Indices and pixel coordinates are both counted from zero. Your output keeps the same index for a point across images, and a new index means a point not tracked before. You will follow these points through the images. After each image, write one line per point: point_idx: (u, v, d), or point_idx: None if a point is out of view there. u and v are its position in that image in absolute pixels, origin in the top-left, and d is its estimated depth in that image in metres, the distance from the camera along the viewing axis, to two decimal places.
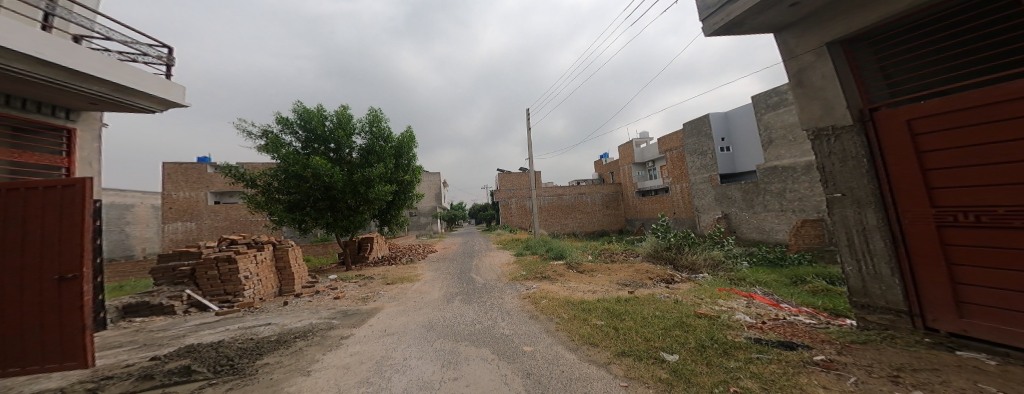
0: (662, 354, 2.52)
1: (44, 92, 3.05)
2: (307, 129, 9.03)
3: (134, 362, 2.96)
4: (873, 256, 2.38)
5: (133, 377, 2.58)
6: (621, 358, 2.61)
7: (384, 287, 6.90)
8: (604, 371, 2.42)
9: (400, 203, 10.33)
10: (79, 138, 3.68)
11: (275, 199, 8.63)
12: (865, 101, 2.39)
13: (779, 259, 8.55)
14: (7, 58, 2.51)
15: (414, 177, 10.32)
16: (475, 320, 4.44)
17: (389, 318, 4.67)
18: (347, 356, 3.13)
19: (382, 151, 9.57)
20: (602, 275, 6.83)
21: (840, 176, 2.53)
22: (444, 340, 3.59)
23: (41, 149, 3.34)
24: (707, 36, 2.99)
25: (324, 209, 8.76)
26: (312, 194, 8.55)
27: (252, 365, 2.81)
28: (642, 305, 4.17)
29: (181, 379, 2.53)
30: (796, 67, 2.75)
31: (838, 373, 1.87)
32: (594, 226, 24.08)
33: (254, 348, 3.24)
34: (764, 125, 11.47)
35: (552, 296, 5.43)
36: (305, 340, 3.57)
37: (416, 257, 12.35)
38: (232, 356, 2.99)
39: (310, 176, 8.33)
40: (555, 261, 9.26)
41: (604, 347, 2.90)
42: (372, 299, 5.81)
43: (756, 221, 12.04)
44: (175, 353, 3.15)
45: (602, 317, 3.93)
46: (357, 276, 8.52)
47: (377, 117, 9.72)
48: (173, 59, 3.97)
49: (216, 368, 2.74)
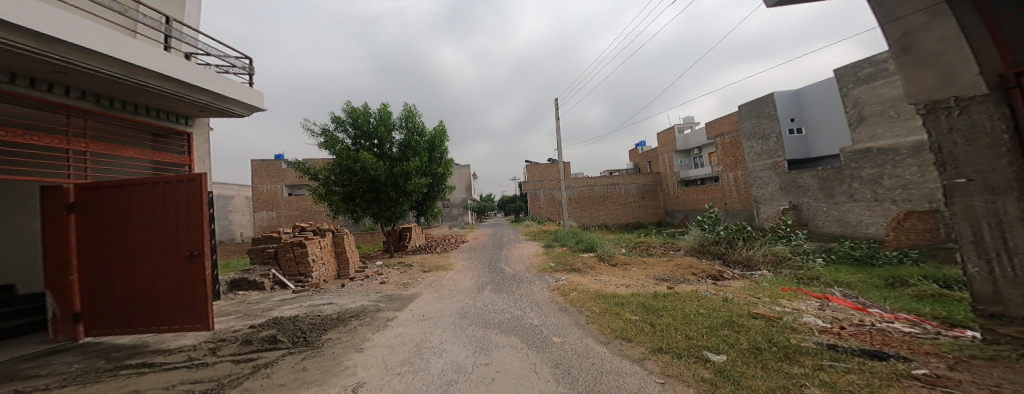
0: (705, 354, 2.39)
1: (169, 102, 3.75)
2: (353, 126, 9.54)
3: (239, 328, 3.38)
4: (1014, 255, 2.06)
5: (238, 341, 2.95)
6: (658, 354, 2.52)
7: (419, 275, 7.18)
8: (638, 366, 2.35)
9: (434, 194, 10.77)
10: (195, 140, 4.45)
11: (329, 190, 9.28)
12: (1007, 63, 2.04)
13: (869, 258, 7.61)
14: (134, 70, 3.10)
15: (447, 170, 10.66)
16: (504, 310, 4.49)
17: (425, 304, 4.87)
18: (392, 337, 3.33)
19: (418, 145, 9.87)
20: (636, 270, 6.64)
21: (966, 158, 2.22)
22: (475, 328, 3.66)
23: (170, 147, 4.16)
24: (768, 7, 2.72)
25: (372, 200, 9.30)
26: (360, 187, 9.09)
27: (320, 338, 3.08)
28: (684, 302, 3.98)
29: (269, 347, 2.83)
30: (898, 31, 2.33)
31: (946, 391, 1.66)
32: (627, 218, 23.39)
33: (322, 323, 3.56)
34: (852, 100, 9.60)
35: (582, 289, 5.34)
36: (358, 319, 3.83)
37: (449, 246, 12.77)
38: (306, 329, 3.29)
39: (358, 170, 8.85)
40: (584, 254, 9.16)
41: (638, 342, 2.81)
42: (412, 285, 6.10)
43: (836, 213, 10.54)
44: (266, 323, 3.54)
45: (636, 313, 3.82)
46: (399, 262, 9.05)
47: (412, 113, 10.04)
48: (254, 69, 4.33)
49: (295, 339, 3.03)
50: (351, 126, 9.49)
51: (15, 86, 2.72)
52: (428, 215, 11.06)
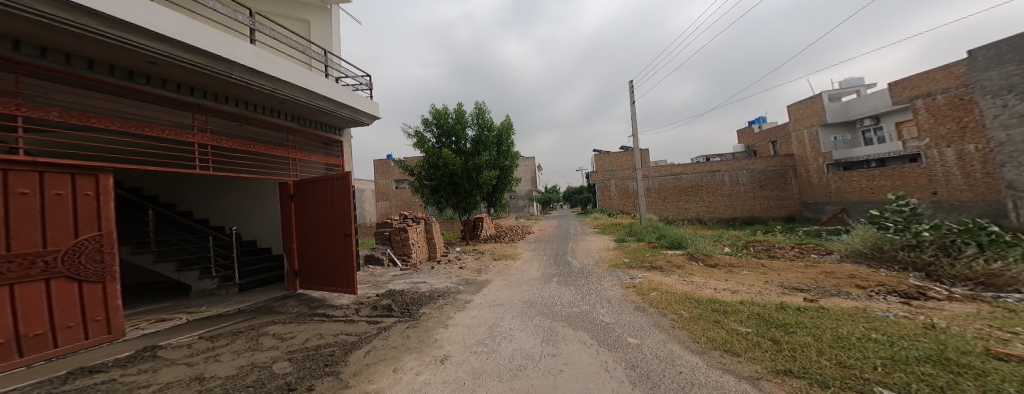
0: (877, 389, 1.66)
1: (330, 118, 5.65)
2: (432, 125, 10.18)
3: (370, 295, 4.73)
4: None
5: (368, 306, 4.20)
6: (786, 377, 1.89)
7: (489, 264, 7.24)
8: (748, 385, 1.83)
9: (502, 187, 10.78)
10: (343, 144, 6.45)
11: (418, 183, 10.11)
12: None
13: None
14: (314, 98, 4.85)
15: (514, 162, 10.61)
16: (571, 304, 4.07)
17: (496, 291, 4.75)
18: (467, 318, 3.62)
19: (488, 140, 10.04)
20: (751, 274, 5.53)
21: None
22: (540, 318, 3.53)
23: (333, 152, 6.19)
24: None
25: (453, 192, 9.84)
26: (441, 180, 9.65)
27: (419, 310, 4.00)
28: (841, 321, 3.02)
29: (386, 313, 3.93)
30: None
31: None
32: (726, 211, 20.39)
33: (418, 297, 4.66)
34: None
35: (665, 289, 4.60)
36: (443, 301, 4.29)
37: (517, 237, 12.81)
38: (411, 300, 4.31)
39: (440, 166, 9.45)
40: (667, 251, 8.26)
41: (751, 358, 2.23)
42: (484, 272, 6.13)
43: None
44: (386, 292, 4.80)
45: (746, 324, 3.06)
46: (474, 250, 9.28)
47: (483, 110, 10.23)
48: None
49: (403, 308, 4.05)
50: (435, 123, 10.10)
51: (265, 116, 4.74)
52: (500, 208, 11.22)
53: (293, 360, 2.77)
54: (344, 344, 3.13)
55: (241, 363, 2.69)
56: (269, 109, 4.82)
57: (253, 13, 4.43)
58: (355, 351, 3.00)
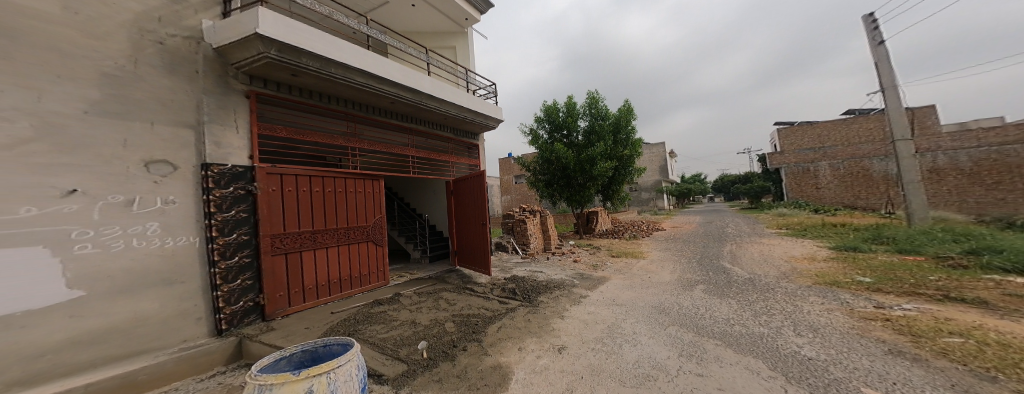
0: None
1: (477, 128, 8.16)
2: (551, 124, 14.20)
3: (495, 283, 6.86)
4: None
5: (496, 294, 6.16)
6: None
7: (618, 255, 10.62)
8: None
9: (620, 178, 14.09)
10: (482, 147, 9.02)
11: (535, 173, 14.57)
12: None
13: None
14: (468, 113, 7.19)
15: (631, 151, 13.62)
16: (705, 315, 5.09)
17: (613, 290, 6.81)
18: (585, 313, 5.34)
19: (600, 131, 13.42)
20: (938, 281, 4.86)
21: None
22: (683, 330, 4.53)
23: (474, 154, 8.78)
24: None
25: (556, 182, 13.91)
26: (554, 173, 13.82)
27: (532, 303, 5.73)
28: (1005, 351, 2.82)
29: (509, 303, 5.72)
30: None
31: None
32: None
33: (534, 289, 6.62)
34: None
35: (970, 332, 3.24)
36: (558, 290, 6.68)
37: (639, 234, 14.89)
38: (523, 295, 6.14)
39: (554, 159, 13.48)
40: (968, 272, 5.23)
41: None
42: (600, 269, 8.85)
43: None
44: (504, 284, 6.85)
45: None
46: (588, 245, 12.83)
47: (593, 101, 13.72)
48: None
49: (518, 301, 5.81)
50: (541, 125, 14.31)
51: (441, 131, 7.48)
52: (614, 199, 14.73)
53: (457, 321, 4.61)
54: (484, 317, 4.88)
55: (434, 317, 4.68)
56: (440, 125, 7.40)
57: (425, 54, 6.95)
58: (491, 323, 4.72)
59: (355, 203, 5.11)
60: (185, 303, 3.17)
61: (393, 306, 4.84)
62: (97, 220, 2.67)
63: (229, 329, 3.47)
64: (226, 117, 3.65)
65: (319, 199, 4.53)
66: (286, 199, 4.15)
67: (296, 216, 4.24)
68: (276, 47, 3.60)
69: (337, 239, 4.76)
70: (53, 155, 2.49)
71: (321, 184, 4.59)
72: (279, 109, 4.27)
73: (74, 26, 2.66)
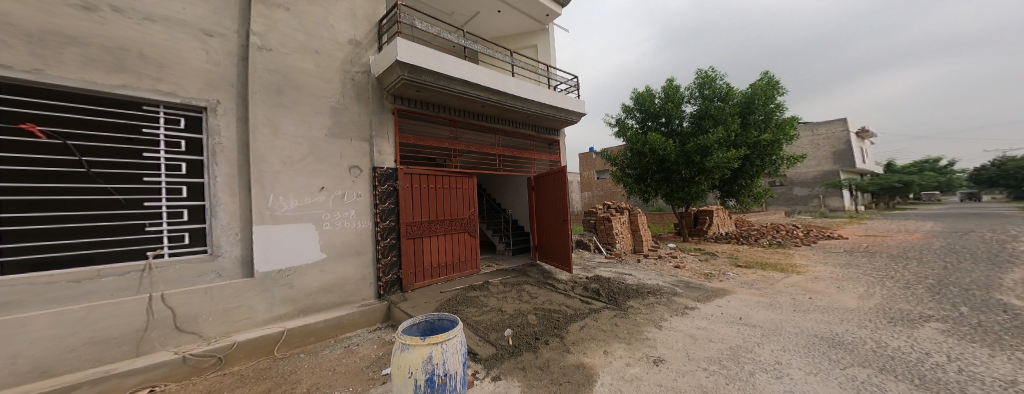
0: None
1: (559, 124, 7.58)
2: (642, 112, 11.73)
3: (583, 277, 6.27)
4: None
5: (578, 287, 5.59)
6: None
7: (747, 267, 7.81)
8: None
9: (746, 171, 10.83)
10: (565, 144, 8.23)
11: (625, 170, 12.01)
12: None
13: None
14: (552, 109, 6.81)
15: (766, 136, 10.30)
16: (913, 353, 3.12)
17: (736, 306, 4.89)
18: (692, 327, 4.01)
19: (714, 114, 10.47)
20: None
21: None
22: (855, 366, 2.90)
23: (556, 150, 8.00)
24: None
25: (652, 179, 11.16)
26: (647, 167, 11.15)
27: (620, 302, 4.87)
28: None
29: (593, 298, 5.02)
30: None
31: None
32: None
33: (630, 291, 5.47)
34: None
35: None
36: (655, 297, 5.20)
37: (787, 243, 10.89)
38: (613, 292, 5.31)
39: (647, 151, 10.85)
40: None
41: None
42: (717, 279, 6.70)
43: None
44: (594, 278, 6.15)
45: None
46: (696, 249, 10.37)
47: (705, 79, 10.81)
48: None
49: (605, 299, 4.98)
50: (632, 114, 11.89)
51: (531, 130, 7.34)
52: (739, 196, 11.46)
53: (536, 314, 4.31)
54: (564, 314, 4.35)
55: (515, 307, 4.51)
56: (524, 123, 7.15)
57: (510, 53, 6.84)
58: (572, 321, 4.16)
59: (455, 199, 5.65)
60: (364, 272, 4.52)
61: (483, 292, 5.05)
62: (331, 206, 4.27)
63: (386, 294, 4.66)
64: (386, 132, 4.84)
65: (427, 194, 5.23)
66: (412, 196, 5.03)
67: (414, 208, 5.03)
68: (407, 69, 4.42)
69: (441, 230, 5.41)
70: (316, 163, 4.20)
71: (431, 182, 5.31)
72: (412, 123, 5.29)
73: (317, 76, 4.29)
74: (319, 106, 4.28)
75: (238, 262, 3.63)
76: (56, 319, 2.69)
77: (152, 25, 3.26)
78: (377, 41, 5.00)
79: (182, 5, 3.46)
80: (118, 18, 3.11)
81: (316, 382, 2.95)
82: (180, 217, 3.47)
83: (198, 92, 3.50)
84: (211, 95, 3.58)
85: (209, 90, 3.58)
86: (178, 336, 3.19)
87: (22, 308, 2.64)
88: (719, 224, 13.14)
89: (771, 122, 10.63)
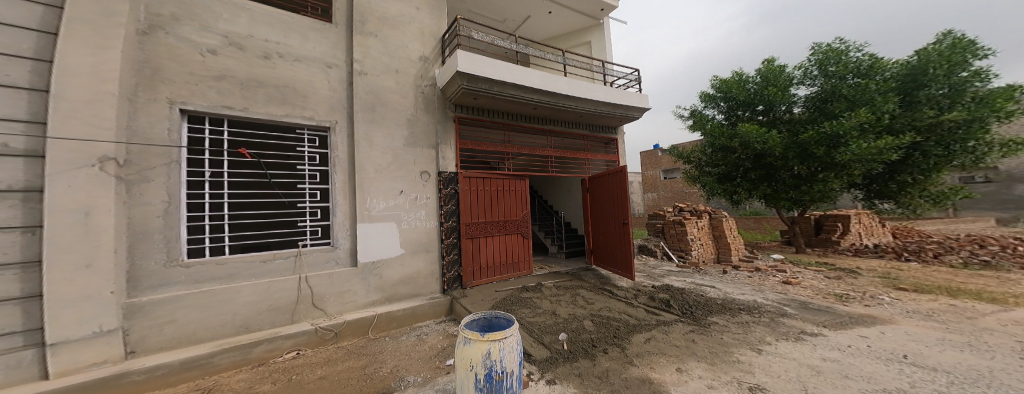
0: None
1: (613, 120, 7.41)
2: (728, 101, 9.46)
3: (646, 286, 6.15)
4: None
5: (641, 295, 5.50)
6: None
7: (910, 290, 5.94)
8: None
9: (906, 167, 7.91)
10: (620, 141, 8.08)
11: (707, 171, 9.98)
12: None
13: None
14: (610, 106, 6.84)
15: (937, 119, 7.40)
16: None
17: (895, 338, 3.83)
18: (816, 358, 3.44)
19: (845, 92, 7.93)
20: None
21: None
22: None
23: (611, 149, 8.03)
24: None
25: (753, 180, 8.88)
26: (736, 164, 9.01)
27: (703, 319, 4.63)
28: None
29: (664, 309, 4.97)
30: None
31: None
32: None
33: (708, 304, 5.11)
34: None
35: None
36: (750, 315, 4.78)
37: (1007, 264, 7.36)
38: (693, 304, 5.07)
39: (737, 146, 8.67)
40: None
41: None
42: (849, 300, 5.44)
43: None
44: (661, 287, 5.95)
45: None
46: (819, 264, 8.44)
47: (828, 54, 8.39)
48: None
49: (682, 311, 4.86)
50: (718, 104, 9.68)
51: (582, 129, 7.46)
52: (901, 196, 8.31)
53: (594, 322, 4.48)
54: (631, 323, 4.45)
55: (582, 313, 4.74)
56: (575, 123, 7.39)
57: (561, 52, 7.05)
58: (640, 332, 4.19)
59: (514, 202, 6.24)
60: (432, 267, 5.25)
61: (535, 295, 5.37)
62: (408, 207, 5.07)
63: (448, 289, 5.35)
64: (449, 138, 5.57)
65: (486, 197, 5.86)
66: (471, 197, 5.67)
67: (475, 209, 5.70)
68: (466, 78, 5.05)
69: (499, 229, 5.99)
70: (398, 170, 5.02)
71: (488, 185, 5.89)
72: (470, 128, 5.96)
73: (399, 90, 5.14)
74: (399, 119, 5.10)
75: (348, 252, 4.60)
76: (252, 290, 3.87)
77: (298, 62, 4.41)
78: (440, 55, 5.64)
79: (313, 44, 4.58)
80: (282, 62, 4.29)
81: (397, 365, 3.64)
82: (316, 215, 4.54)
83: (324, 115, 4.57)
84: (332, 117, 4.63)
85: (331, 113, 4.63)
86: (314, 310, 4.25)
87: (237, 278, 3.85)
88: (863, 233, 10.38)
89: (966, 94, 7.50)
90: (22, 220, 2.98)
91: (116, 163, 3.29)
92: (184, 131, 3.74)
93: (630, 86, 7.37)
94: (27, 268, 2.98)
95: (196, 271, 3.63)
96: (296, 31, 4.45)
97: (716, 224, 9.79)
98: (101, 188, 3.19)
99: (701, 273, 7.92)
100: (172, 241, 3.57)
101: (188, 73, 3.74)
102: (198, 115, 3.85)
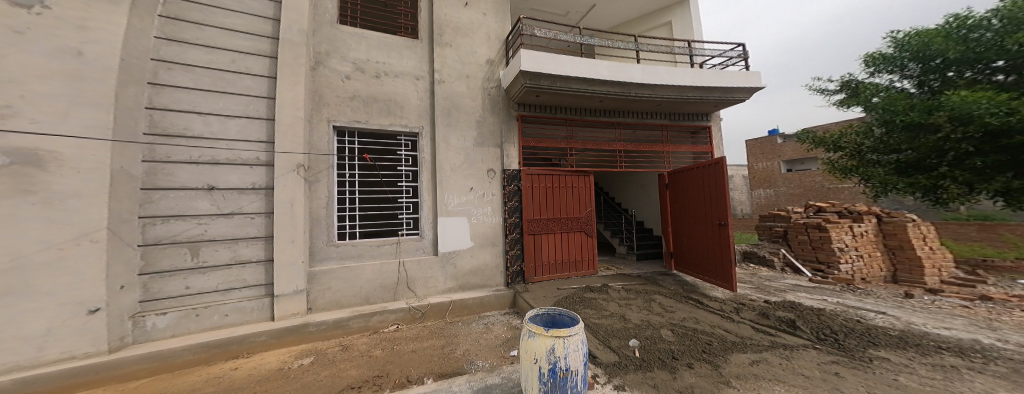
0: None
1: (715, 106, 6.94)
2: (922, 61, 7.00)
3: (753, 301, 5.14)
4: None
5: (756, 311, 4.70)
6: None
7: None
8: None
9: None
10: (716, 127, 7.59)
11: (875, 162, 7.18)
12: None
13: None
14: (692, 91, 6.32)
15: None
16: None
17: None
18: None
19: None
20: None
21: None
22: None
23: (700, 139, 7.58)
24: None
25: (983, 169, 5.87)
26: (954, 146, 6.05)
27: (858, 349, 3.51)
28: None
29: (792, 329, 4.07)
30: None
31: None
32: None
33: (857, 331, 3.96)
34: None
35: None
36: (961, 359, 3.25)
37: None
38: (835, 330, 3.98)
39: (941, 121, 5.98)
40: None
41: None
42: None
43: None
44: (782, 304, 4.96)
45: None
46: None
47: None
48: None
49: (822, 336, 3.87)
50: (903, 67, 7.28)
51: (654, 119, 7.16)
52: None
53: (674, 332, 4.02)
54: (722, 342, 3.75)
55: (666, 327, 4.17)
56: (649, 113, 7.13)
57: (635, 40, 6.82)
58: (739, 353, 3.50)
59: (571, 199, 6.24)
60: (496, 261, 5.56)
61: (601, 295, 5.29)
62: (482, 205, 5.50)
63: (512, 283, 5.61)
64: (512, 136, 5.85)
65: (550, 194, 6.03)
66: (530, 195, 5.84)
67: (536, 206, 5.90)
68: (528, 76, 5.27)
69: (560, 226, 6.06)
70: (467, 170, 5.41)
71: (546, 182, 6.02)
72: (535, 128, 6.16)
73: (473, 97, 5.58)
74: (471, 123, 5.52)
75: (431, 242, 5.15)
76: (371, 269, 4.68)
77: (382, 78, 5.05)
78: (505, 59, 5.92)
79: (406, 60, 5.26)
80: (383, 79, 5.06)
81: (469, 348, 3.95)
82: (410, 210, 5.14)
83: (414, 122, 5.19)
84: (420, 124, 5.25)
85: (420, 120, 5.25)
86: (409, 291, 4.90)
87: (364, 258, 4.72)
88: None
89: None
90: (259, 231, 4.17)
91: (304, 169, 4.39)
92: (332, 142, 4.68)
93: (727, 66, 6.66)
94: (268, 241, 4.22)
95: (343, 250, 4.59)
96: (393, 50, 5.19)
97: (887, 229, 7.06)
98: (296, 185, 4.29)
99: (858, 294, 5.67)
100: (322, 229, 4.53)
101: (336, 96, 4.72)
102: (343, 129, 4.79)
